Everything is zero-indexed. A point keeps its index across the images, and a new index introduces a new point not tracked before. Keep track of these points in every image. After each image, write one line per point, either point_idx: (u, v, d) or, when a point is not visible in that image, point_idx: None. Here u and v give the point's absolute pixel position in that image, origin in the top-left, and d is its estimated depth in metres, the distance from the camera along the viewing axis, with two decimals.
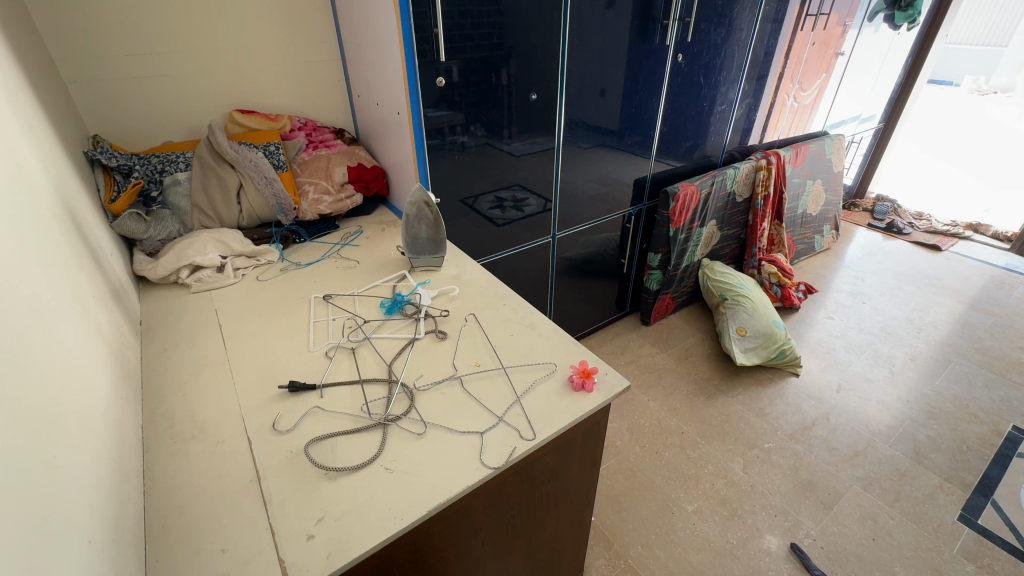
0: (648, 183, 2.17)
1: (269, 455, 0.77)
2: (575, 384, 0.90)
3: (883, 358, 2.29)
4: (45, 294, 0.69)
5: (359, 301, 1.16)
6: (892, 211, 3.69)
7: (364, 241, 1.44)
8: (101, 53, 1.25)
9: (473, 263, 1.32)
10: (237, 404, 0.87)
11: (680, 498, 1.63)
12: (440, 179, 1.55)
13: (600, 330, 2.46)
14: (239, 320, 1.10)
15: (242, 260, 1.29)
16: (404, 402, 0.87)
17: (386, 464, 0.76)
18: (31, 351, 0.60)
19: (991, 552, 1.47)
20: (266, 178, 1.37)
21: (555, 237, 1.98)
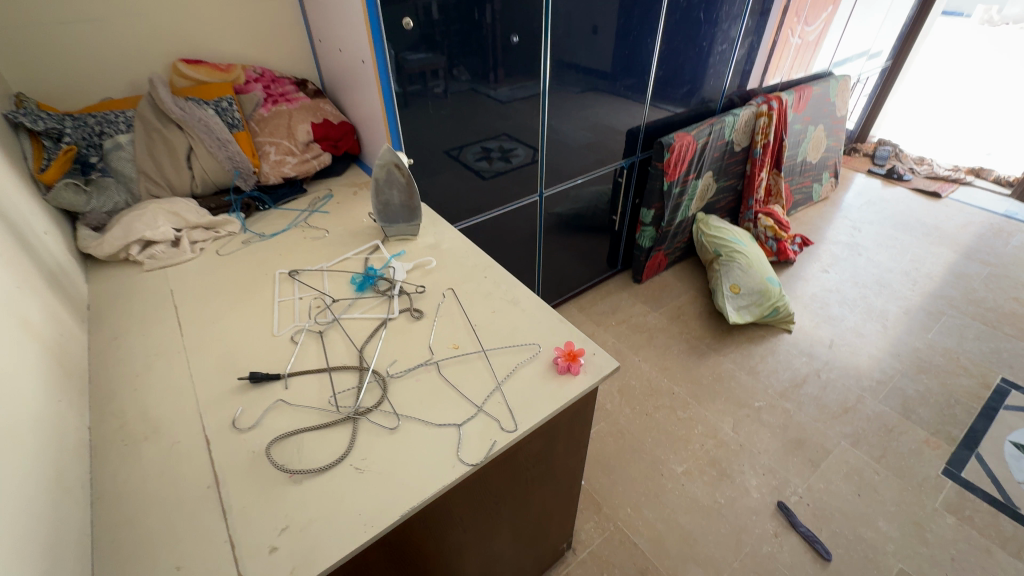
0: (642, 133, 2.03)
1: (229, 457, 0.72)
2: (560, 367, 0.84)
3: (876, 311, 2.26)
4: None
5: (328, 277, 1.07)
6: (894, 155, 3.58)
7: (334, 207, 1.33)
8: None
9: (451, 231, 1.22)
10: (194, 400, 0.80)
11: (670, 459, 1.63)
12: (416, 135, 1.41)
13: (591, 289, 2.40)
14: (196, 302, 1.01)
15: (199, 233, 1.18)
16: (376, 393, 0.81)
17: (356, 463, 0.71)
18: None
19: (972, 504, 1.50)
20: (217, 138, 1.24)
21: (542, 196, 1.87)
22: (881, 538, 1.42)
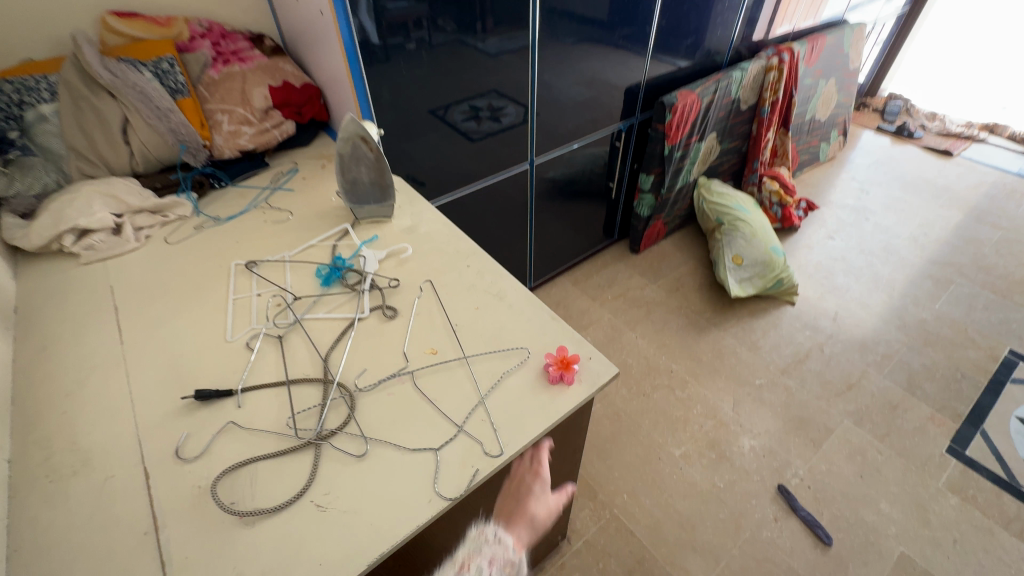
0: (642, 90, 1.86)
1: (171, 494, 0.62)
2: (552, 376, 0.74)
3: (883, 281, 2.17)
4: None
5: (290, 269, 0.95)
6: (905, 111, 3.41)
7: (300, 183, 1.19)
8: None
9: (431, 210, 1.09)
10: (132, 425, 0.70)
11: (668, 442, 1.58)
12: (398, 93, 1.26)
13: (586, 261, 2.28)
14: (140, 300, 0.89)
15: (145, 218, 1.04)
16: (342, 412, 0.71)
17: (317, 500, 0.62)
18: None
19: (976, 483, 1.46)
20: (156, 107, 1.07)
21: (532, 164, 1.72)
22: (882, 520, 1.39)
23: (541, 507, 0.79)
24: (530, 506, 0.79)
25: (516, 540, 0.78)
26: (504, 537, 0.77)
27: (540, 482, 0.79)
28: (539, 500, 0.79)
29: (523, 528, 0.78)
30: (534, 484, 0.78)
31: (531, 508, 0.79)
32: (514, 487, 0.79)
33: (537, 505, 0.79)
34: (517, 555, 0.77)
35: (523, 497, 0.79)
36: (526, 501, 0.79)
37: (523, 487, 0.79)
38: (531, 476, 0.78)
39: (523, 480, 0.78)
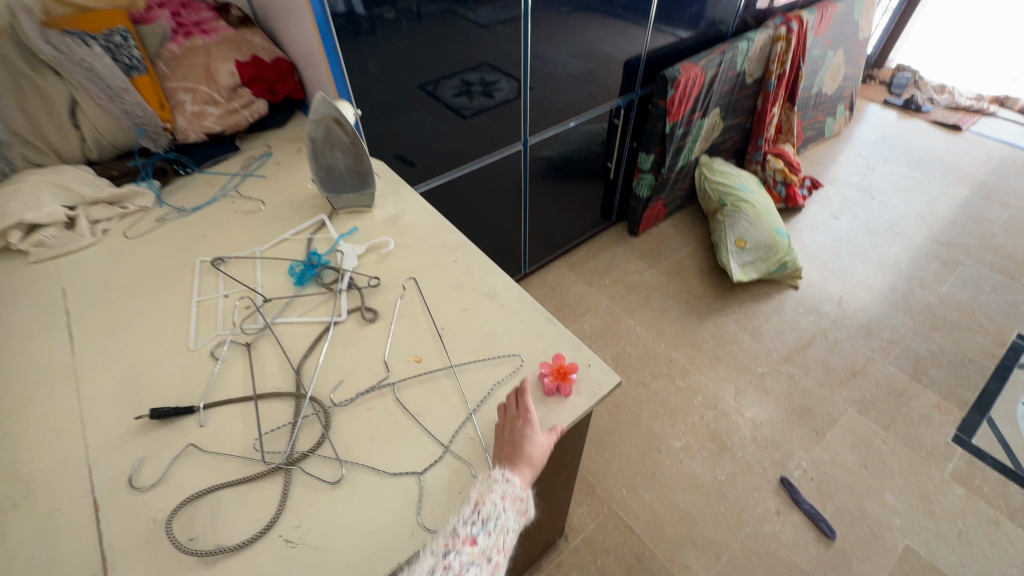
0: (643, 63, 1.74)
1: (123, 529, 0.56)
2: (548, 388, 0.68)
3: (888, 262, 2.10)
4: None
5: (261, 267, 0.87)
6: (913, 84, 3.28)
7: (273, 169, 1.09)
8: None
9: (416, 198, 1.01)
10: (82, 448, 0.63)
11: (668, 434, 1.53)
12: (389, 65, 1.16)
13: (583, 244, 2.20)
14: (93, 304, 0.81)
15: (101, 209, 0.95)
16: (316, 431, 0.64)
17: (286, 535, 0.55)
18: None
19: (982, 473, 1.43)
20: (107, 86, 0.96)
21: (526, 144, 1.62)
22: (887, 513, 1.36)
23: (539, 437, 0.61)
24: (526, 443, 0.60)
25: (523, 478, 0.59)
26: (510, 475, 0.58)
27: (529, 416, 0.63)
28: (532, 432, 0.61)
29: (528, 465, 0.59)
30: (523, 418, 0.62)
31: (527, 443, 0.60)
32: (502, 431, 0.63)
33: (531, 436, 0.61)
34: (525, 492, 0.59)
35: (516, 437, 0.61)
36: (519, 436, 0.61)
37: (511, 428, 0.62)
38: (516, 414, 0.62)
39: (511, 422, 0.63)
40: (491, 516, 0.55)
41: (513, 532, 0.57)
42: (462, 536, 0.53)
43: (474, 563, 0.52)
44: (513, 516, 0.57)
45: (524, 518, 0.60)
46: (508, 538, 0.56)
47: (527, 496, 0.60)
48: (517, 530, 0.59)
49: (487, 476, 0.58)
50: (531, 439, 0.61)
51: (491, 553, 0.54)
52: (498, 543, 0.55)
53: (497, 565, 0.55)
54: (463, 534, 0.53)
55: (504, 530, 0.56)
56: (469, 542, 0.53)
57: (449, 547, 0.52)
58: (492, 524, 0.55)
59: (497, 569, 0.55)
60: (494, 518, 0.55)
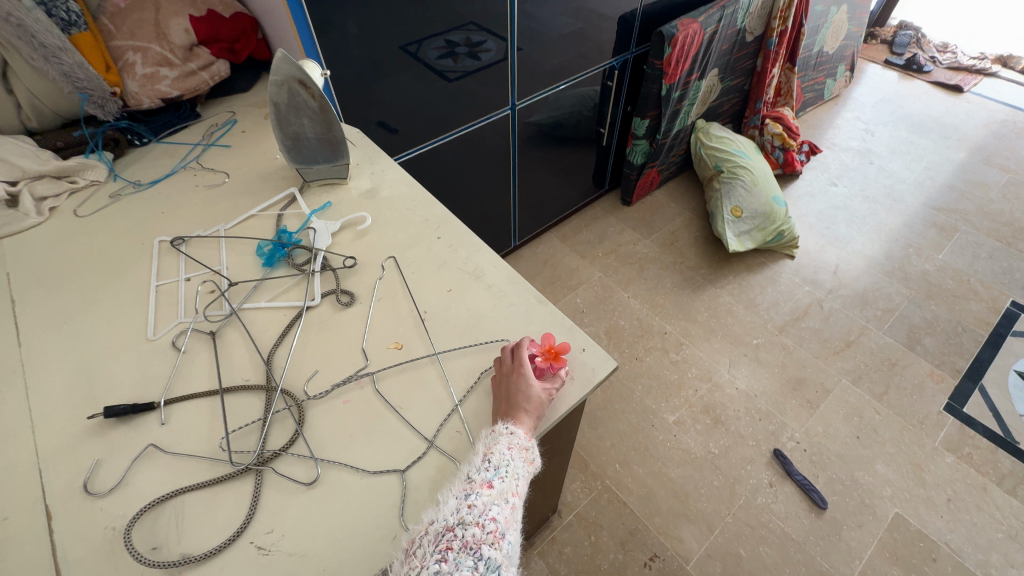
0: (638, 20, 1.63)
1: (76, 539, 0.51)
2: (539, 369, 0.61)
3: (885, 229, 2.06)
4: None
5: (227, 247, 0.80)
6: (915, 42, 3.16)
7: (237, 138, 1.00)
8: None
9: (394, 168, 0.93)
10: (31, 450, 0.58)
11: (662, 408, 1.51)
12: (365, 22, 1.05)
13: (575, 214, 2.13)
14: (42, 289, 0.74)
15: (46, 184, 0.86)
16: (289, 426, 0.59)
17: (259, 542, 0.51)
18: None
19: (971, 441, 1.44)
20: (40, 45, 0.84)
21: (515, 109, 1.52)
22: (878, 482, 1.36)
23: (535, 388, 0.57)
24: (524, 394, 0.57)
25: (526, 428, 0.56)
26: (513, 427, 0.55)
27: (522, 368, 0.58)
28: (527, 384, 0.57)
29: (529, 417, 0.56)
30: (517, 371, 0.58)
31: (523, 396, 0.57)
32: (498, 387, 0.60)
33: (526, 389, 0.57)
34: (531, 442, 0.56)
35: (511, 392, 0.57)
36: (515, 389, 0.57)
37: (507, 383, 0.59)
38: (510, 369, 0.58)
39: (505, 377, 0.60)
40: (501, 462, 0.53)
41: (525, 481, 0.55)
42: (478, 480, 0.52)
43: (495, 504, 0.51)
44: (524, 463, 0.54)
45: (534, 466, 0.57)
46: (521, 485, 0.54)
47: (534, 444, 0.57)
48: (529, 480, 0.56)
49: (490, 431, 0.56)
50: (528, 391, 0.57)
51: (510, 497, 0.52)
52: (513, 487, 0.53)
53: (517, 511, 0.53)
54: (478, 478, 0.52)
55: (517, 477, 0.54)
56: (485, 485, 0.52)
57: (469, 488, 0.51)
58: (504, 468, 0.53)
59: (518, 516, 0.53)
60: (505, 464, 0.53)
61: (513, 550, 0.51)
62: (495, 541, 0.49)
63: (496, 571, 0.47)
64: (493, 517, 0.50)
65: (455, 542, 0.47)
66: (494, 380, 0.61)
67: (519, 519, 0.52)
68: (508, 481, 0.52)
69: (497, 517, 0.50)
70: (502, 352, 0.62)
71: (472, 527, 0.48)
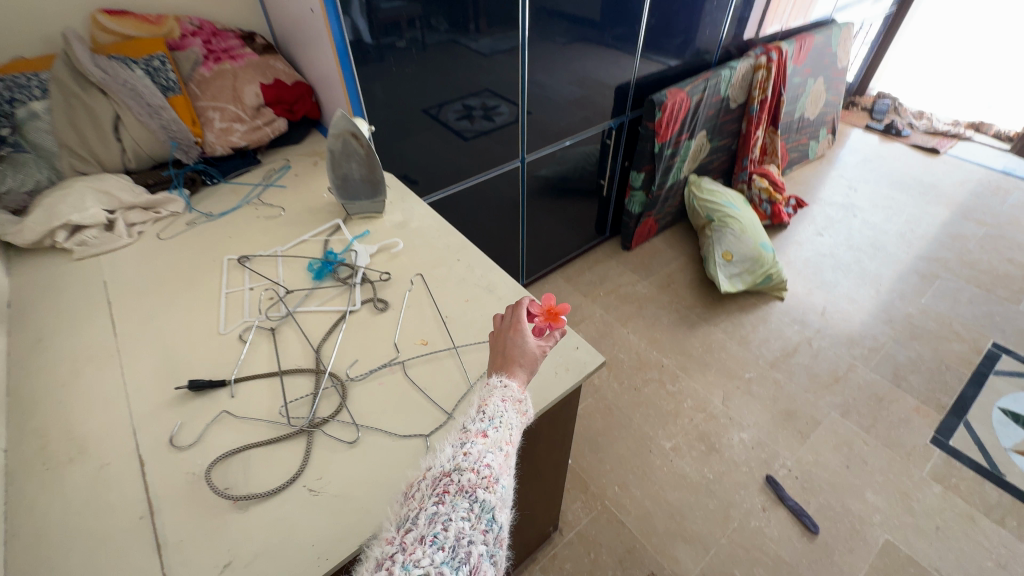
0: (632, 89, 1.88)
1: (165, 480, 0.64)
2: (538, 327, 0.70)
3: (870, 275, 2.20)
4: None
5: (283, 264, 0.96)
6: (893, 110, 3.45)
7: (292, 180, 1.20)
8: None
9: (422, 206, 1.11)
10: (128, 414, 0.71)
11: (659, 435, 1.60)
12: (395, 89, 1.27)
13: (578, 258, 2.30)
14: (133, 294, 0.90)
15: (137, 214, 1.05)
16: (334, 400, 0.73)
17: (309, 484, 0.63)
18: None
19: (958, 472, 1.50)
20: (148, 104, 1.08)
21: (524, 161, 1.73)
22: (868, 509, 1.41)
23: (528, 344, 0.64)
24: (517, 347, 0.64)
25: (518, 382, 0.62)
26: (507, 380, 0.61)
27: (519, 325, 0.66)
28: (522, 339, 0.65)
29: (521, 369, 0.63)
30: (515, 328, 0.66)
31: (517, 350, 0.64)
32: (497, 342, 0.67)
33: (521, 344, 0.64)
34: (522, 396, 0.61)
35: (507, 346, 0.65)
36: (511, 343, 0.65)
37: (506, 338, 0.66)
38: (508, 324, 0.67)
39: (504, 333, 0.67)
40: (495, 414, 0.58)
41: (518, 432, 0.59)
42: (474, 430, 0.55)
43: (490, 452, 0.54)
44: (516, 414, 0.59)
45: (527, 420, 0.61)
46: (514, 435, 0.58)
47: (526, 398, 0.62)
48: (521, 432, 0.60)
49: (485, 384, 0.61)
50: (523, 347, 0.64)
51: (503, 445, 0.55)
52: (507, 436, 0.56)
53: (512, 460, 0.56)
54: (474, 429, 0.56)
55: (511, 427, 0.57)
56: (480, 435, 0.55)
57: (465, 437, 0.54)
58: (497, 419, 0.57)
59: (512, 465, 0.56)
60: (499, 415, 0.57)
61: (507, 494, 0.53)
62: (490, 485, 0.51)
63: (491, 513, 0.49)
64: (488, 463, 0.52)
65: (451, 486, 0.50)
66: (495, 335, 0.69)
67: (514, 467, 0.55)
68: (501, 430, 0.55)
69: (492, 463, 0.53)
70: (505, 311, 0.70)
71: (467, 472, 0.51)
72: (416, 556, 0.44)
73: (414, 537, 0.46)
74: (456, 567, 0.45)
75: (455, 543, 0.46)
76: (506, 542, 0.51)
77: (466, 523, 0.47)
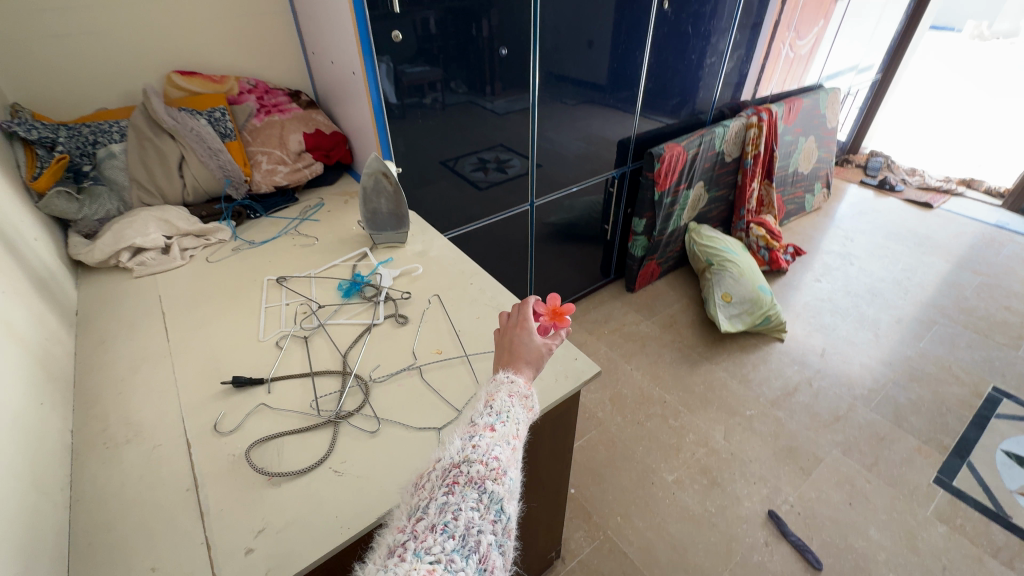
0: (632, 143, 2.06)
1: (209, 460, 0.72)
2: (544, 325, 0.79)
3: (868, 320, 2.26)
4: None
5: (315, 284, 1.08)
6: (885, 167, 3.62)
7: (325, 215, 1.34)
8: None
9: (440, 238, 1.24)
10: (178, 404, 0.81)
11: (661, 468, 1.63)
12: (418, 140, 1.44)
13: (584, 298, 2.41)
14: (184, 306, 1.02)
15: (190, 240, 1.19)
16: (358, 397, 0.82)
17: (335, 467, 0.72)
18: None
19: (964, 512, 1.49)
20: (209, 148, 1.25)
21: (533, 206, 1.88)
22: (872, 547, 1.41)
23: (534, 342, 0.67)
24: (523, 345, 0.67)
25: (524, 378, 0.64)
26: (513, 376, 0.63)
27: (526, 323, 0.69)
28: (528, 338, 0.68)
29: (527, 365, 0.65)
30: (521, 326, 0.69)
31: (523, 346, 0.67)
32: (503, 338, 0.70)
33: (527, 342, 0.67)
34: (529, 392, 0.62)
35: (514, 342, 0.68)
36: (518, 340, 0.68)
37: (512, 336, 0.69)
38: (515, 322, 0.70)
39: (511, 329, 0.71)
40: (503, 409, 0.58)
41: (526, 426, 0.59)
42: (481, 425, 0.55)
43: (498, 444, 0.53)
44: (522, 409, 0.59)
45: (534, 415, 0.62)
46: (523, 429, 0.57)
47: (532, 393, 0.62)
48: (529, 425, 0.60)
49: (493, 379, 0.62)
50: (529, 344, 0.67)
51: (511, 439, 0.55)
52: (515, 430, 0.56)
53: (519, 454, 0.55)
54: (481, 423, 0.55)
55: (517, 421, 0.57)
56: (488, 429, 0.54)
57: (473, 430, 0.53)
58: (505, 414, 0.57)
59: (520, 458, 0.55)
60: (506, 410, 0.57)
61: (516, 487, 0.52)
62: (499, 477, 0.50)
63: (500, 504, 0.49)
64: (496, 456, 0.51)
65: (460, 477, 0.49)
66: (499, 333, 0.72)
67: (522, 459, 0.54)
68: (509, 424, 0.55)
69: (500, 455, 0.52)
70: (511, 310, 0.73)
71: (476, 464, 0.50)
72: (427, 543, 0.44)
73: (425, 526, 0.45)
74: (467, 557, 0.44)
75: (465, 532, 0.45)
76: (516, 534, 0.50)
77: (475, 512, 0.47)
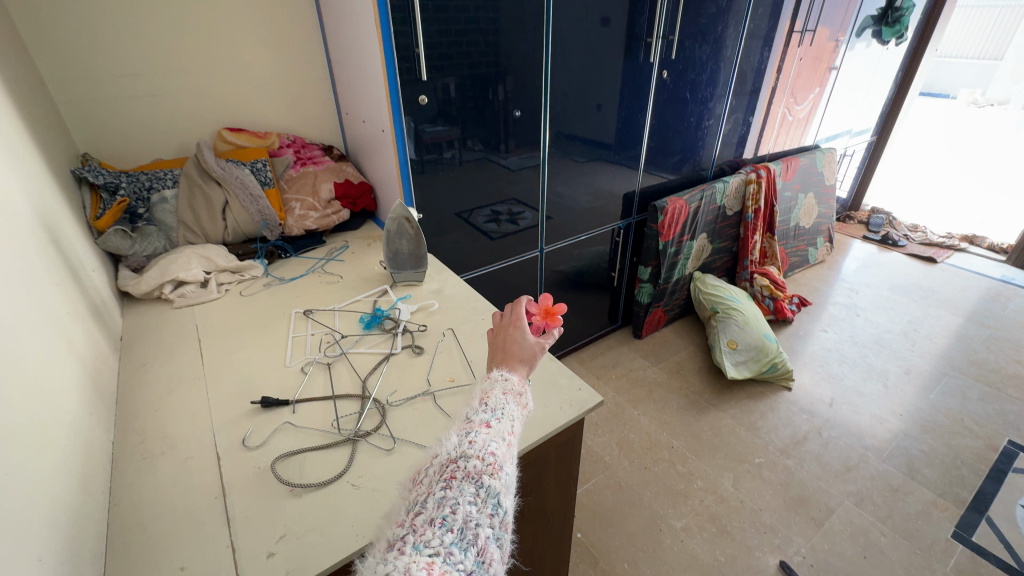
0: (637, 196, 2.19)
1: (236, 472, 0.78)
2: (537, 324, 0.89)
3: (877, 370, 2.27)
4: (29, 325, 0.72)
5: (339, 317, 1.17)
6: (887, 224, 3.66)
7: (350, 256, 1.45)
8: (85, 62, 1.24)
9: (455, 278, 1.33)
10: (210, 421, 0.88)
11: (669, 514, 1.61)
12: (437, 191, 1.57)
13: (592, 343, 2.46)
14: (218, 334, 1.11)
15: (227, 275, 1.30)
16: (376, 418, 0.88)
17: (352, 480, 0.77)
18: (15, 384, 0.62)
19: (985, 571, 1.44)
20: (251, 196, 1.39)
21: (543, 252, 1.98)
22: None
23: (527, 341, 0.73)
24: (517, 343, 0.73)
25: (519, 376, 0.69)
26: (508, 374, 0.68)
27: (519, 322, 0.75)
28: (522, 337, 0.74)
29: (521, 364, 0.71)
30: (515, 326, 0.75)
31: (518, 346, 0.73)
32: (498, 338, 0.76)
33: (521, 341, 0.73)
34: (523, 389, 0.68)
35: (509, 342, 0.73)
36: (513, 339, 0.74)
37: (506, 335, 0.75)
38: (509, 322, 0.75)
39: (505, 329, 0.76)
40: (497, 406, 0.62)
41: (519, 424, 0.63)
42: (477, 421, 0.59)
43: (494, 441, 0.57)
44: (517, 406, 0.64)
45: (528, 412, 0.67)
46: (516, 427, 0.62)
47: (526, 392, 0.68)
48: (522, 422, 0.65)
49: (488, 376, 0.68)
50: (522, 343, 0.73)
51: (506, 435, 0.59)
52: (509, 428, 0.60)
53: (514, 450, 0.59)
54: (478, 420, 0.59)
55: (512, 419, 0.62)
56: (484, 426, 0.59)
57: (469, 426, 0.57)
58: (499, 411, 0.61)
59: (514, 454, 0.59)
60: (500, 407, 0.62)
61: (511, 481, 0.56)
62: (494, 472, 0.53)
63: (496, 498, 0.52)
64: (492, 451, 0.55)
65: (458, 473, 0.52)
66: (494, 333, 0.78)
67: (517, 455, 0.58)
68: (503, 421, 0.59)
69: (495, 451, 0.56)
70: (505, 310, 0.79)
71: (473, 459, 0.53)
72: (426, 536, 0.47)
73: (424, 520, 0.49)
74: (465, 549, 0.47)
75: (463, 526, 0.48)
76: (512, 528, 0.53)
77: (473, 506, 0.50)
